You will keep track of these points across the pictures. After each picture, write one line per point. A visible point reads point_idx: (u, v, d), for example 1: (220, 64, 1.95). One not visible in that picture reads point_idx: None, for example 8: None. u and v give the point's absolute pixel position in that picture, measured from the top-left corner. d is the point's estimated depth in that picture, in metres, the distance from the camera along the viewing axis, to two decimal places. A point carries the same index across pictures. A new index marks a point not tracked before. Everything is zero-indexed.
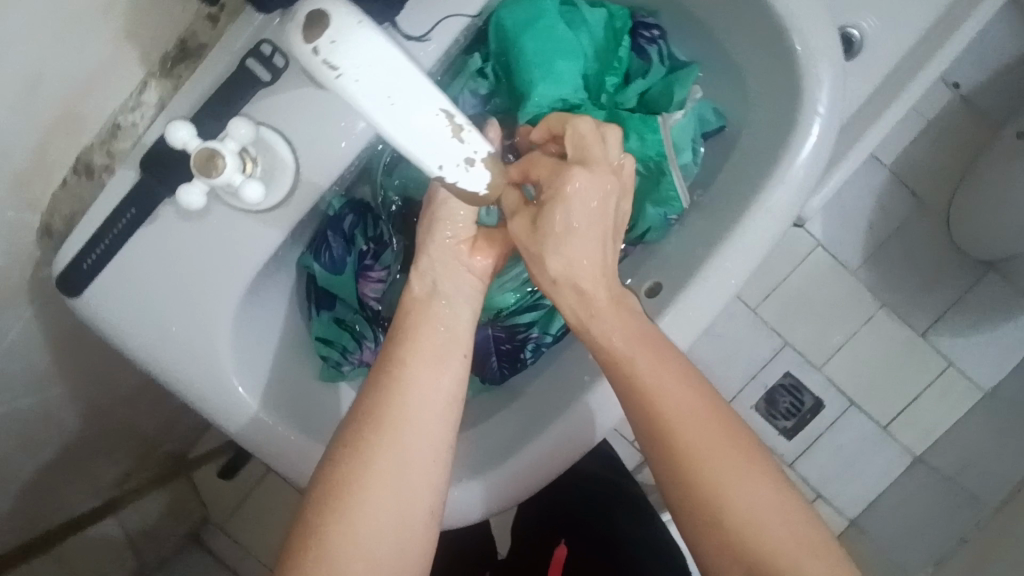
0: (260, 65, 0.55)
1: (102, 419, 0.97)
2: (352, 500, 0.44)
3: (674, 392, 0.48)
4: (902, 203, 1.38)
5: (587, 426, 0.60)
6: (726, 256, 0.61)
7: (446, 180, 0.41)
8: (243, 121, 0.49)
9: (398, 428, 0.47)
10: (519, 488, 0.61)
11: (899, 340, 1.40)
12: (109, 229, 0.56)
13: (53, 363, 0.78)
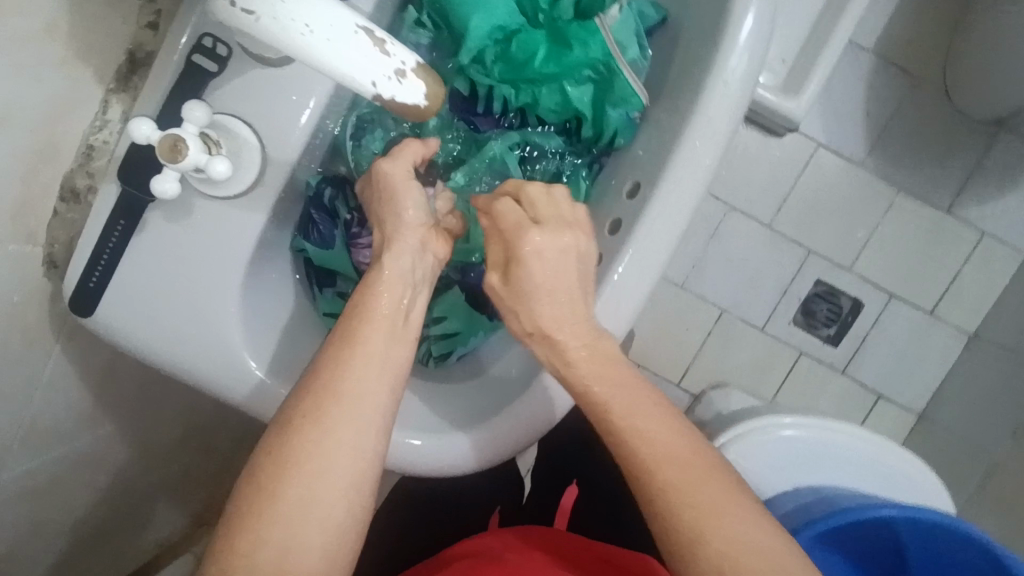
0: (206, 58, 0.58)
1: (155, 458, 1.01)
2: (305, 470, 0.45)
3: (649, 435, 0.50)
4: (895, 83, 1.34)
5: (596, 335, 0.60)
6: (692, 140, 0.61)
7: (383, 97, 0.43)
8: (197, 104, 0.51)
9: (350, 401, 0.48)
10: (543, 411, 0.61)
11: (925, 222, 1.36)
12: (105, 245, 0.60)
13: (93, 402, 0.82)
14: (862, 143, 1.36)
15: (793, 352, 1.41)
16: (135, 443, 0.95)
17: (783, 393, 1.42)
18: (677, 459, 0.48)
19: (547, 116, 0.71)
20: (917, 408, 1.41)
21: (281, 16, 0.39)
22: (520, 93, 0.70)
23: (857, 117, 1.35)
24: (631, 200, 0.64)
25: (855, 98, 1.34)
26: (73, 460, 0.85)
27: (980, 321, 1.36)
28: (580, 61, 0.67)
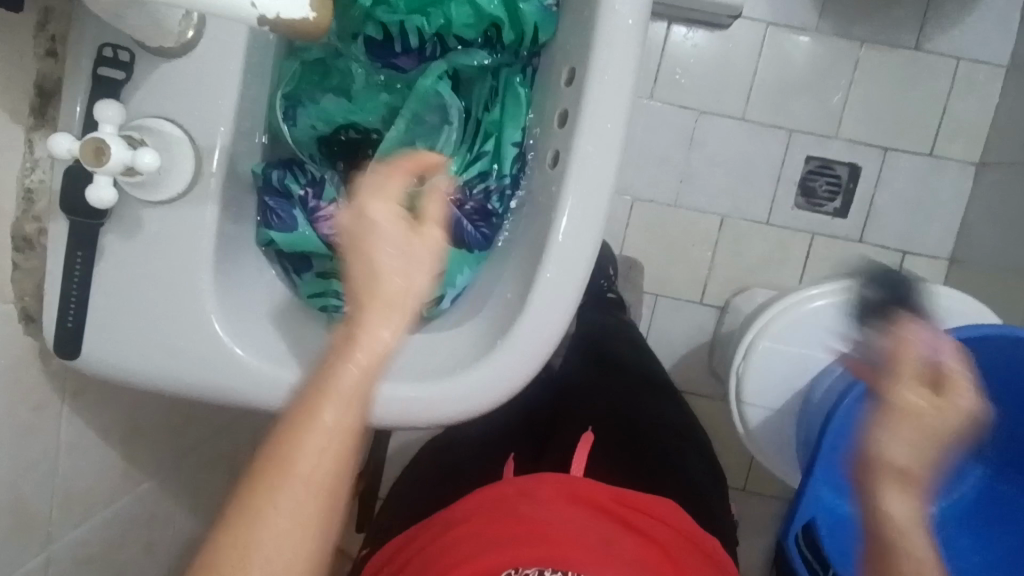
0: (110, 68, 0.57)
1: (202, 513, 1.00)
2: (275, 485, 0.47)
3: None
4: None
5: (577, 241, 0.60)
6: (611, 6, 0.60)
7: (270, 16, 0.41)
8: (106, 104, 0.52)
9: (320, 412, 0.49)
10: (552, 329, 0.61)
11: (897, 67, 1.31)
12: (71, 281, 0.59)
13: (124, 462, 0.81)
14: (812, 10, 1.29)
15: (805, 234, 1.36)
16: (179, 501, 0.95)
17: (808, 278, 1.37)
18: None
19: (465, 33, 0.68)
20: (947, 253, 1.35)
21: None
22: (429, 17, 0.67)
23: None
24: (571, 89, 0.62)
25: None
26: (124, 527, 0.84)
27: (983, 147, 1.31)
28: None
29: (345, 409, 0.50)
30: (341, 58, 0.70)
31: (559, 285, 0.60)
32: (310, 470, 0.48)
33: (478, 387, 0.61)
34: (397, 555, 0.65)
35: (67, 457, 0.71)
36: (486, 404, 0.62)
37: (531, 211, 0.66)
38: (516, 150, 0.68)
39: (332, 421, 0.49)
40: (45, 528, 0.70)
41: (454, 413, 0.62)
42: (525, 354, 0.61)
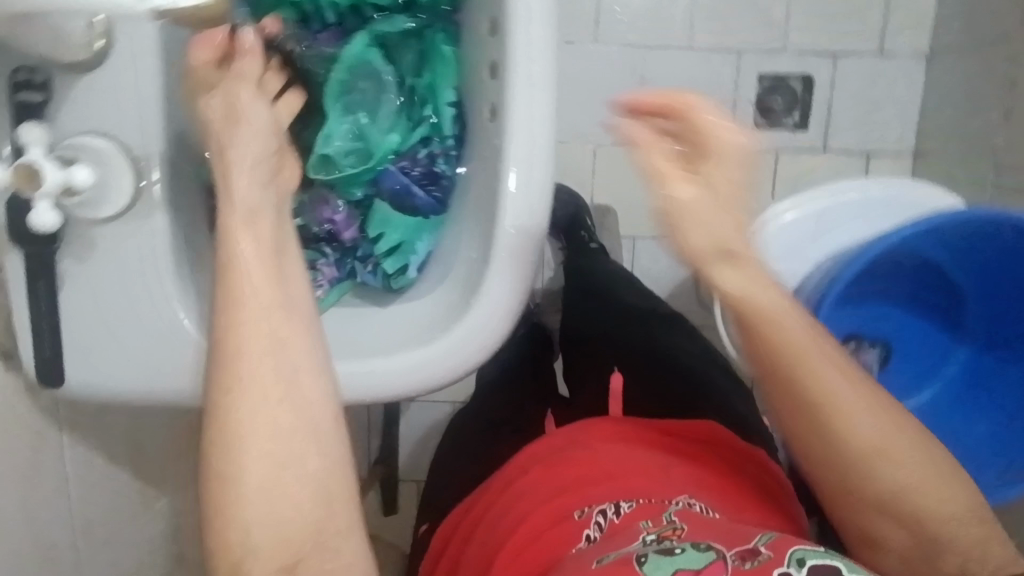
0: (29, 92, 0.56)
1: None
2: (235, 392, 0.48)
3: (872, 439, 0.64)
4: None
5: (524, 195, 0.60)
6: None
7: None
8: (29, 126, 0.53)
9: (239, 316, 0.50)
10: (514, 288, 0.61)
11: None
12: (40, 314, 0.60)
13: (136, 484, 0.84)
14: None
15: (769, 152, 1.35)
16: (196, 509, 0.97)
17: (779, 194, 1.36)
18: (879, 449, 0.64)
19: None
20: (910, 145, 1.35)
21: None
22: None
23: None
24: (495, 40, 0.62)
25: None
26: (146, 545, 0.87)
27: (929, 36, 1.30)
28: None
29: (258, 384, 0.49)
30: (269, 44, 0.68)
31: (520, 239, 0.60)
32: (258, 367, 0.49)
33: (449, 354, 0.61)
34: (462, 517, 0.68)
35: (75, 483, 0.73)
36: (462, 372, 0.61)
37: (480, 162, 0.66)
38: (453, 109, 0.69)
39: (259, 364, 0.49)
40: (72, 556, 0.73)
41: (431, 384, 0.61)
42: (496, 311, 0.61)
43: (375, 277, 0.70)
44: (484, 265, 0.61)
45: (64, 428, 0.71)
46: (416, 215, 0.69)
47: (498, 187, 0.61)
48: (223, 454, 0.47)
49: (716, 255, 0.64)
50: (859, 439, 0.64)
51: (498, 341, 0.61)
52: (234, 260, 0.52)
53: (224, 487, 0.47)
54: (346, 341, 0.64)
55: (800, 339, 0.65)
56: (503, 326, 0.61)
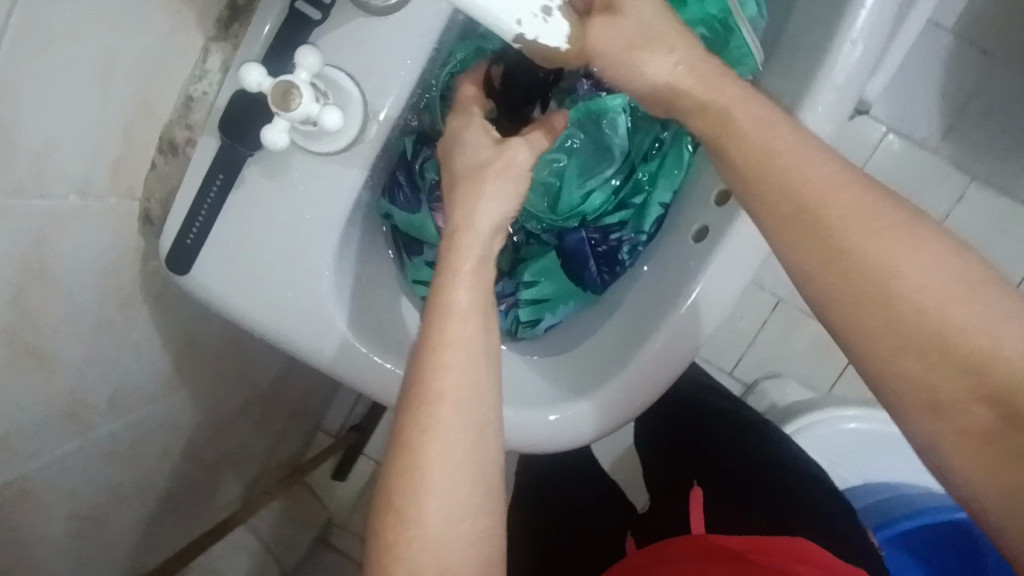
0: (308, 4, 0.54)
1: (187, 432, 0.98)
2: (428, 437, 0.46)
3: (915, 262, 0.43)
4: (972, 64, 1.17)
5: (691, 322, 0.59)
6: (827, 87, 0.58)
7: (527, 37, 0.40)
8: (309, 49, 0.49)
9: (441, 360, 0.47)
10: (635, 400, 0.60)
11: (1000, 212, 1.20)
12: (201, 204, 0.58)
13: (164, 371, 0.82)
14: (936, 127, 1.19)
15: None
16: (183, 414, 0.94)
17: (839, 387, 1.30)
18: (907, 281, 0.43)
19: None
20: None
21: None
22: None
23: (931, 95, 1.19)
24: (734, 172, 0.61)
25: (929, 76, 1.18)
26: (130, 439, 0.83)
27: None
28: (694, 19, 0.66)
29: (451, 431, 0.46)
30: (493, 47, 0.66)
31: (661, 358, 0.59)
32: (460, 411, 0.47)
33: (548, 430, 0.60)
34: None
35: (127, 351, 0.72)
36: (543, 453, 0.61)
37: (655, 269, 0.65)
38: (660, 211, 0.67)
39: (453, 383, 0.47)
40: (85, 420, 0.71)
41: (513, 449, 0.61)
42: (599, 415, 0.60)
43: (504, 318, 0.70)
44: (612, 370, 0.60)
45: (147, 299, 0.70)
46: (572, 284, 0.69)
47: (663, 308, 0.60)
48: (414, 474, 0.46)
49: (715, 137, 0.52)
50: (946, 380, 0.42)
51: (594, 436, 0.61)
52: (450, 277, 0.51)
53: (410, 518, 0.45)
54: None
55: (849, 201, 0.45)
56: (599, 430, 0.60)
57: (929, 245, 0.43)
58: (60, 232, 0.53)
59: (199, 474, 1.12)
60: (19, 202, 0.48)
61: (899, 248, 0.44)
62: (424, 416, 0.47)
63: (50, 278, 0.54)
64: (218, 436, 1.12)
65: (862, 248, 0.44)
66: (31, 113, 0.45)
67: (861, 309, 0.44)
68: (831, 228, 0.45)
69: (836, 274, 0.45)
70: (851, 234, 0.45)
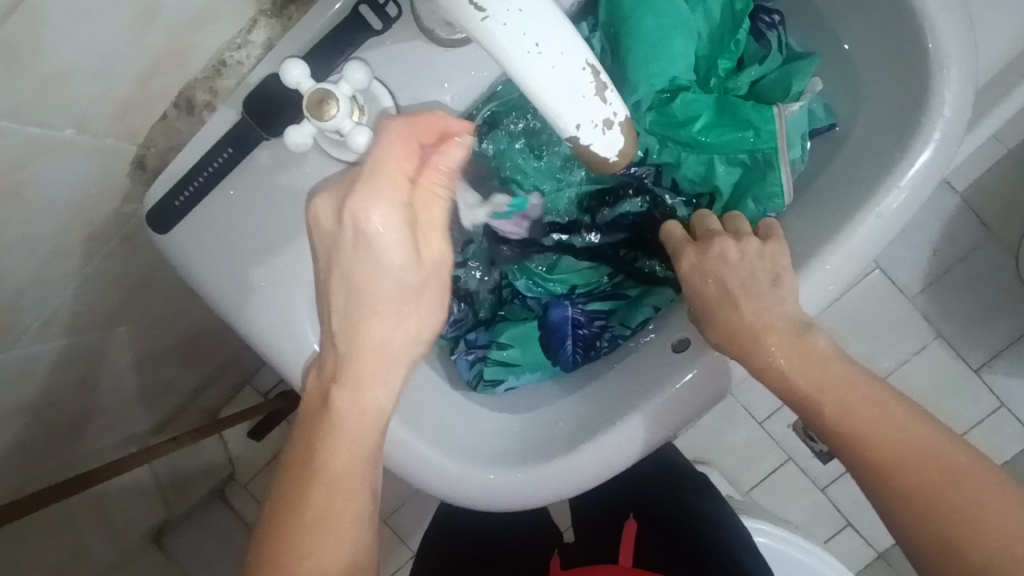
0: (373, 13, 0.53)
1: (111, 363, 0.93)
2: (303, 517, 0.49)
3: (930, 460, 0.49)
4: (968, 232, 1.21)
5: (647, 428, 0.60)
6: (805, 283, 0.58)
7: (580, 142, 0.39)
8: (360, 66, 0.48)
9: (324, 445, 0.50)
10: (570, 485, 0.60)
11: (952, 375, 1.23)
12: (201, 170, 0.56)
13: (107, 305, 0.78)
14: (918, 280, 1.23)
15: (782, 457, 1.32)
16: (112, 346, 0.89)
17: (758, 491, 1.32)
18: (928, 470, 0.48)
19: (759, 31, 0.63)
20: (880, 549, 1.31)
21: (512, 27, 0.35)
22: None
23: (923, 249, 1.22)
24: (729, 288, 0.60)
25: (925, 231, 1.21)
26: (52, 363, 0.78)
27: None
28: (739, 144, 0.61)
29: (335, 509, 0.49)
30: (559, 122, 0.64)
31: (604, 452, 0.60)
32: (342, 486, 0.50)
33: (483, 491, 0.60)
34: None
35: (76, 282, 0.68)
36: (474, 508, 0.61)
37: (628, 363, 0.65)
38: (650, 313, 0.67)
39: (340, 462, 0.50)
40: (11, 340, 0.67)
41: (444, 498, 0.61)
42: (533, 490, 0.60)
43: (468, 369, 0.68)
44: (559, 450, 0.61)
45: (114, 237, 0.67)
46: (543, 355, 0.69)
47: (621, 409, 0.61)
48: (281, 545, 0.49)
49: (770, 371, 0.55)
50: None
51: (532, 505, 0.61)
52: (361, 365, 0.50)
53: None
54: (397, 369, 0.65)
55: (901, 437, 0.50)
56: (528, 502, 0.61)
57: (973, 479, 0.47)
58: (45, 160, 0.50)
59: (111, 404, 1.07)
60: (13, 124, 0.44)
61: (946, 481, 0.47)
62: (311, 483, 0.49)
63: (20, 200, 0.51)
64: (142, 372, 1.07)
65: (915, 484, 0.48)
66: (54, 39, 0.42)
67: (924, 544, 0.47)
68: (885, 466, 0.49)
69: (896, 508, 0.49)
70: (906, 470, 0.48)
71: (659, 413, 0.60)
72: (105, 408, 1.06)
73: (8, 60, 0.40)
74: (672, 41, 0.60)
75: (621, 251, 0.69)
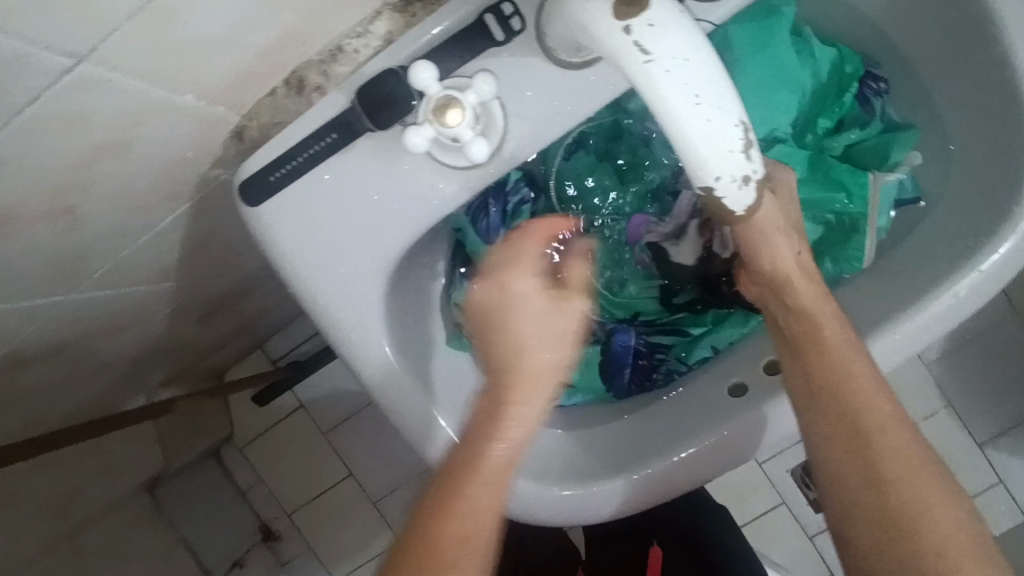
0: (497, 23, 0.53)
1: (146, 315, 0.93)
2: (434, 536, 0.48)
3: (893, 427, 0.51)
4: (993, 310, 1.22)
5: (702, 462, 0.60)
6: (879, 346, 0.58)
7: (715, 193, 0.39)
8: (488, 76, 0.48)
9: (478, 462, 0.50)
10: (617, 507, 0.61)
11: (955, 446, 1.24)
12: (301, 151, 0.56)
13: (163, 261, 0.78)
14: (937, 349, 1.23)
15: (776, 500, 1.33)
16: (150, 299, 0.89)
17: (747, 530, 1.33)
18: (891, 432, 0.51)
19: (865, 97, 0.63)
20: None
21: (675, 75, 0.36)
22: (855, 58, 0.62)
23: None
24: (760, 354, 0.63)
25: None
26: (100, 311, 0.79)
27: None
28: (827, 203, 0.62)
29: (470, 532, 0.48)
30: (658, 151, 0.68)
31: (652, 481, 0.60)
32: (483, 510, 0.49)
33: (527, 501, 0.60)
34: None
35: (146, 237, 0.68)
36: (516, 516, 0.62)
37: (681, 398, 0.65)
38: (708, 353, 0.68)
39: (485, 483, 0.49)
40: (74, 284, 0.67)
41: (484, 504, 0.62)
42: (579, 503, 0.61)
43: None
44: (609, 468, 0.62)
45: (192, 198, 0.67)
46: (599, 379, 0.70)
47: (675, 438, 0.61)
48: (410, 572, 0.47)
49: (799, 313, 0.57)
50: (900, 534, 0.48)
51: (572, 519, 0.61)
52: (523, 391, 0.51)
53: None
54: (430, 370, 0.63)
55: (886, 404, 0.52)
56: (573, 518, 0.61)
57: (923, 462, 0.50)
58: (156, 120, 0.50)
59: (136, 353, 1.07)
60: (140, 83, 0.44)
61: (906, 450, 0.50)
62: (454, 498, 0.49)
63: (124, 154, 0.51)
64: (168, 329, 1.07)
65: (878, 442, 0.50)
66: (197, 10, 0.42)
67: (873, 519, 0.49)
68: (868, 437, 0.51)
69: (866, 483, 0.50)
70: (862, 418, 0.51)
71: (715, 454, 0.60)
72: (127, 357, 1.06)
73: (153, 24, 0.40)
74: (779, 93, 0.62)
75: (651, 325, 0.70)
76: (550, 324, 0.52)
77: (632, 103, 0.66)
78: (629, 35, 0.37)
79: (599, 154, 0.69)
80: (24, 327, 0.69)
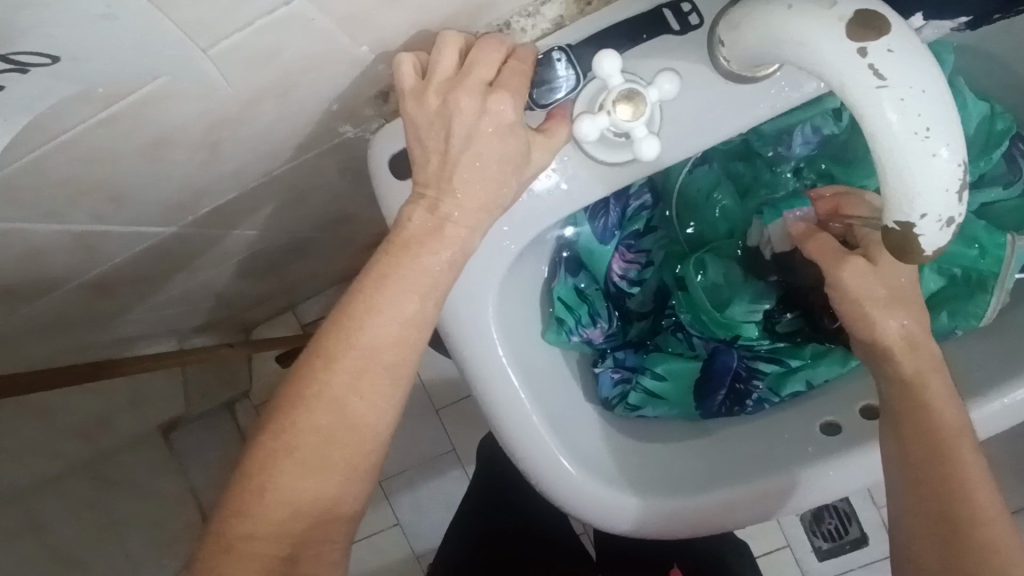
0: (675, 18, 0.52)
1: (219, 260, 0.92)
2: (298, 426, 0.46)
3: (985, 516, 0.50)
4: None
5: (784, 495, 0.60)
6: (980, 408, 0.57)
7: (913, 229, 0.39)
8: (672, 76, 0.49)
9: (339, 356, 0.47)
10: (681, 527, 0.61)
11: None
12: None
13: (256, 209, 0.77)
14: None
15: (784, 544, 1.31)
16: (228, 246, 0.88)
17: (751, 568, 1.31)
18: (979, 522, 0.49)
19: (1012, 156, 0.65)
20: None
21: (908, 105, 0.36)
22: (1007, 116, 0.64)
23: None
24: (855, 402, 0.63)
25: None
26: (189, 247, 0.78)
27: None
28: (959, 257, 0.63)
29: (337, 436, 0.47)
30: (782, 179, 0.69)
31: (727, 503, 0.60)
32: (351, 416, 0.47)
33: (599, 503, 0.61)
34: None
35: (259, 182, 0.67)
36: (588, 517, 0.62)
37: (768, 428, 0.65)
38: (801, 387, 0.68)
39: (345, 384, 0.47)
40: (181, 217, 0.66)
41: (559, 501, 0.62)
42: (635, 520, 0.61)
43: (610, 386, 0.70)
44: (674, 490, 0.61)
45: (313, 150, 0.66)
46: (690, 397, 0.70)
47: (758, 467, 0.61)
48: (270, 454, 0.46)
49: (896, 382, 0.56)
50: None
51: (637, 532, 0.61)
52: (406, 274, 0.48)
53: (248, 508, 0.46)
54: (528, 364, 0.62)
55: (978, 491, 0.50)
56: (642, 534, 0.61)
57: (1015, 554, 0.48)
58: (328, 68, 0.48)
59: (190, 297, 1.06)
60: (337, 30, 0.43)
61: (997, 544, 0.49)
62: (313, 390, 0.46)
63: (286, 98, 0.50)
64: (226, 278, 1.06)
65: (964, 532, 0.49)
66: None
67: None
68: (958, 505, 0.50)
69: (947, 561, 0.50)
70: (956, 505, 0.50)
71: (797, 487, 0.60)
72: (182, 298, 1.04)
73: None
74: None
75: (745, 350, 0.71)
76: (508, 158, 0.49)
77: (770, 126, 0.65)
78: (863, 56, 0.37)
79: (721, 174, 0.70)
80: (120, 253, 0.68)
